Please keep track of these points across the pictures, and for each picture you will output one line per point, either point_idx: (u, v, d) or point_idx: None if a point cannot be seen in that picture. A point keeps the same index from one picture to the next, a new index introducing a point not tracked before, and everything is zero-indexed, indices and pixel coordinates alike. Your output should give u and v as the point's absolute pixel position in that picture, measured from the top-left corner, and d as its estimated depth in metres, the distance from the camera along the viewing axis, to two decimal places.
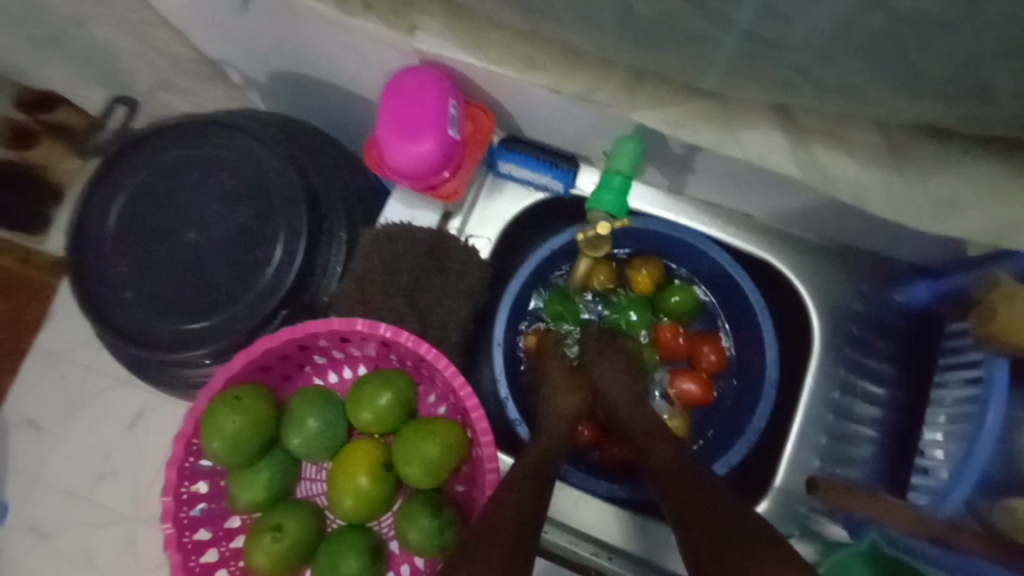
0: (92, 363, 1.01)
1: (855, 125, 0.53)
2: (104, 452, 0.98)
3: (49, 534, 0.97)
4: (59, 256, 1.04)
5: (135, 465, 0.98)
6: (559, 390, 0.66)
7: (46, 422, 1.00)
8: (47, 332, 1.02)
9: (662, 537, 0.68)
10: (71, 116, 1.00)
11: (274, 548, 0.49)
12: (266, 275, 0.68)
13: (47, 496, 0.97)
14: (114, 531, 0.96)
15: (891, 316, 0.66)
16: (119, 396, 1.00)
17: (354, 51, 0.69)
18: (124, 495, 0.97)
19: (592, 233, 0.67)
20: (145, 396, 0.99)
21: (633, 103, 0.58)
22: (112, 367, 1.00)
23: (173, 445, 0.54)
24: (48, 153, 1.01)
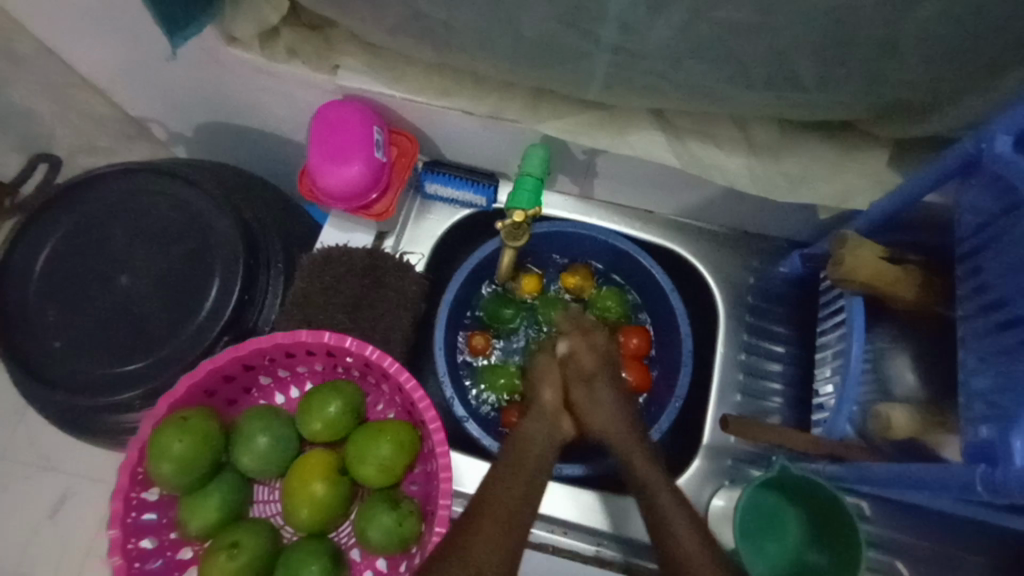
0: (7, 454, 1.05)
1: (719, 123, 0.59)
2: (22, 545, 1.02)
3: None
4: None
5: (56, 555, 1.02)
6: (545, 382, 0.63)
7: None
8: None
9: (627, 511, 0.66)
10: None
11: (230, 567, 0.51)
12: (202, 311, 0.69)
13: None
14: None
15: (782, 286, 0.73)
16: (38, 484, 1.04)
17: (280, 96, 0.72)
18: None
19: (509, 222, 0.63)
20: (65, 481, 1.04)
21: (537, 118, 0.62)
22: (41, 451, 1.05)
23: (117, 476, 0.52)
24: None
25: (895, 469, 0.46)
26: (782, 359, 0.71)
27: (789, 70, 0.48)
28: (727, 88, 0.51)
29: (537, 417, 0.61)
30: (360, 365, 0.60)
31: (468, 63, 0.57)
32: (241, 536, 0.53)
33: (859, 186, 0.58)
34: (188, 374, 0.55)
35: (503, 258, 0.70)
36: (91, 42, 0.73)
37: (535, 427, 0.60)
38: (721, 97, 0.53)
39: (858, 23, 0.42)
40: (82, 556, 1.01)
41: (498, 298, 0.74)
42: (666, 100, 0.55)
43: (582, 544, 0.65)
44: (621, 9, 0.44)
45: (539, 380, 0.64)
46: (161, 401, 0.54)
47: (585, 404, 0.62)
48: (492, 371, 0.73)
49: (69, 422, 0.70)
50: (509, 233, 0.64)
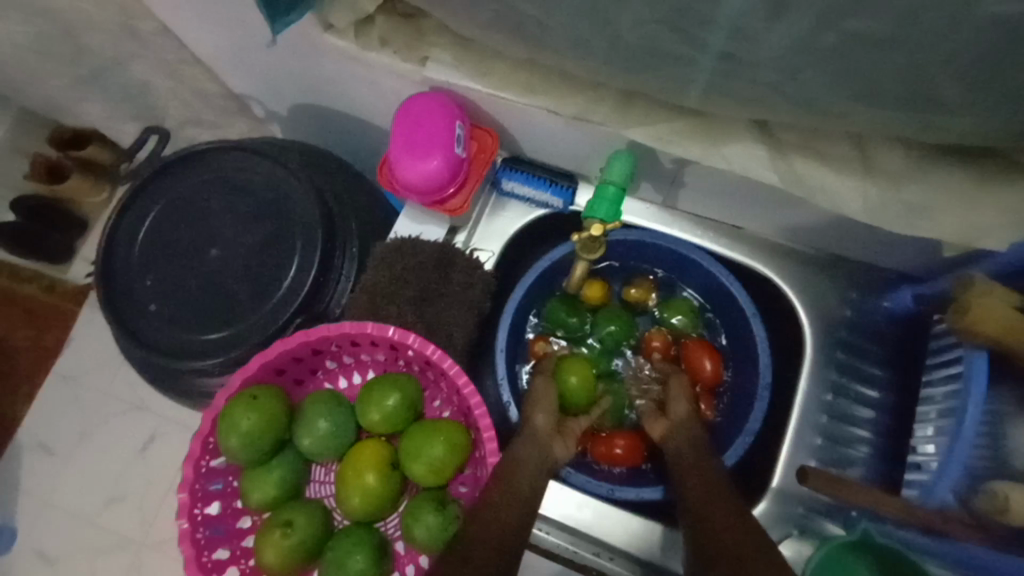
0: (107, 390, 1.10)
1: (831, 140, 0.53)
2: (114, 478, 1.07)
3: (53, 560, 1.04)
4: (80, 283, 1.14)
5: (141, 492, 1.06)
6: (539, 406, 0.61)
7: (57, 447, 1.09)
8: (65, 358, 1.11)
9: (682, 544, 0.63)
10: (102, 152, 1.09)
11: (284, 543, 0.53)
12: (280, 289, 0.72)
13: (53, 523, 1.06)
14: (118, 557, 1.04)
15: (882, 324, 0.66)
16: (130, 423, 1.09)
17: (369, 83, 0.73)
18: (134, 522, 1.05)
19: (585, 236, 0.61)
20: (155, 422, 1.09)
21: (626, 121, 0.58)
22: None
23: (190, 442, 0.55)
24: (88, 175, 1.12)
25: None
26: (876, 407, 0.64)
27: (927, 90, 0.41)
28: (849, 104, 0.45)
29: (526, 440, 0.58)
30: (421, 361, 0.60)
31: (558, 61, 0.55)
32: (295, 516, 0.54)
33: (996, 223, 0.50)
34: (262, 352, 0.57)
35: (575, 269, 0.68)
36: (200, 25, 0.76)
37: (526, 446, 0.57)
38: (839, 114, 0.47)
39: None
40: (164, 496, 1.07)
41: (564, 302, 0.71)
42: (773, 112, 0.50)
43: (625, 573, 0.62)
44: (734, 14, 0.40)
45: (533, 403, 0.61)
46: (235, 376, 0.56)
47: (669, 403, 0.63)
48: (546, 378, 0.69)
49: (157, 380, 0.76)
50: (584, 243, 0.62)
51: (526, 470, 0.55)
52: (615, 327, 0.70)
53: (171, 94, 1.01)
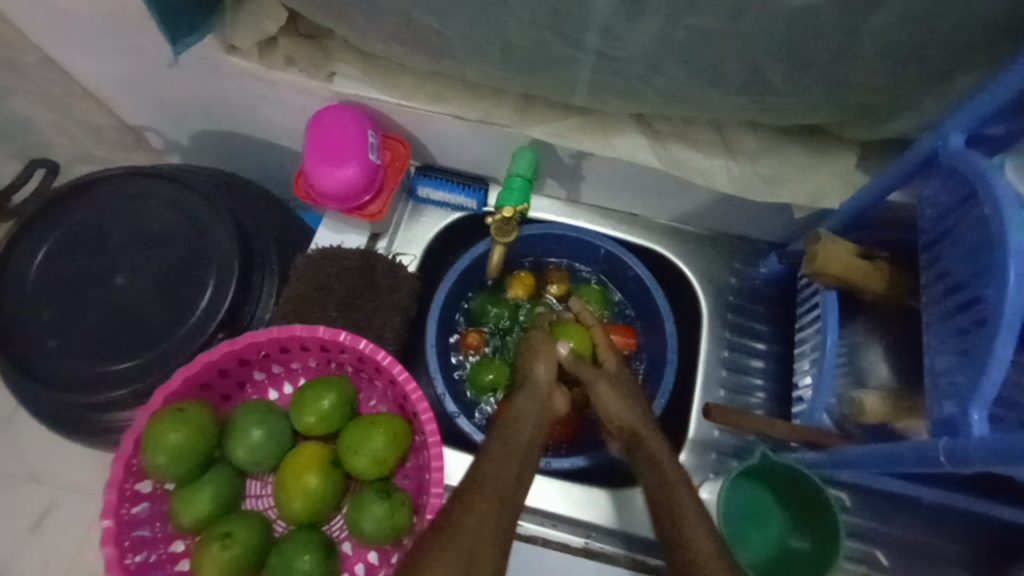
0: None
1: (695, 127, 0.62)
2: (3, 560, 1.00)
3: None
4: None
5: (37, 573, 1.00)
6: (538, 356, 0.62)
7: None
8: None
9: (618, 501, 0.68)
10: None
11: (224, 556, 0.51)
12: (197, 310, 0.70)
13: None
14: None
15: (762, 287, 0.76)
16: (22, 496, 1.03)
17: (277, 104, 0.75)
18: None
19: (499, 218, 0.65)
20: (50, 493, 1.03)
21: (526, 122, 0.65)
22: (23, 466, 1.04)
23: (112, 466, 0.52)
24: None
25: (881, 450, 0.47)
26: (765, 357, 0.74)
27: (759, 75, 0.51)
28: (705, 92, 0.54)
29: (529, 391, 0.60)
30: (354, 361, 0.62)
31: (459, 69, 0.60)
32: (233, 527, 0.53)
33: (830, 186, 0.61)
34: (183, 367, 0.56)
35: (492, 256, 0.73)
36: (91, 53, 0.75)
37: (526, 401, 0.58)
38: (698, 102, 0.56)
39: (818, 35, 0.46)
40: (64, 571, 1.00)
41: (490, 295, 0.76)
42: (647, 105, 0.58)
43: (570, 537, 0.66)
44: (602, 17, 0.47)
45: (533, 357, 0.62)
46: (157, 393, 0.55)
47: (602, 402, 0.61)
48: (481, 367, 0.72)
49: (59, 423, 0.71)
50: (498, 227, 0.66)
51: (526, 423, 0.56)
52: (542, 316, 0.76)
53: (57, 130, 0.97)
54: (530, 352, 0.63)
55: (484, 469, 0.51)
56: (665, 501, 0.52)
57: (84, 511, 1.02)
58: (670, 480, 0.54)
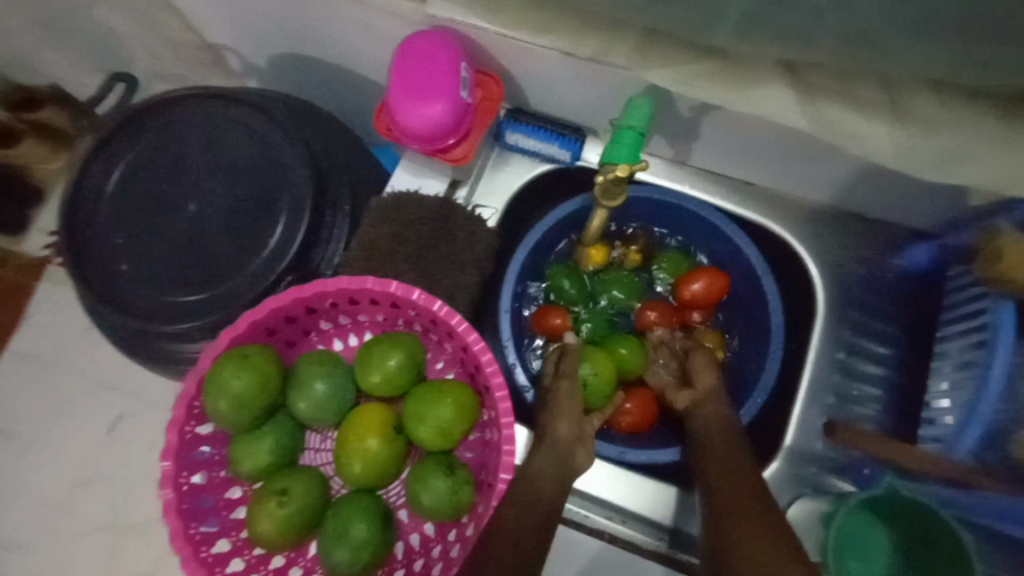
0: (69, 373, 1.09)
1: (861, 82, 0.50)
2: (81, 461, 1.06)
3: (21, 544, 1.03)
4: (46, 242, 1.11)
5: (110, 475, 1.05)
6: (562, 411, 0.55)
7: (20, 431, 1.07)
8: (37, 337, 1.10)
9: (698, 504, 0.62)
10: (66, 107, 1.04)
11: (283, 513, 0.49)
12: (266, 248, 0.66)
13: (25, 510, 1.04)
14: (91, 541, 1.03)
15: (895, 282, 0.65)
16: (98, 403, 1.08)
17: (360, 25, 0.67)
18: (101, 505, 1.04)
19: (612, 178, 0.56)
20: (123, 403, 1.08)
21: (645, 64, 0.54)
22: (95, 377, 1.09)
23: (173, 406, 0.51)
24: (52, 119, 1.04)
25: None
26: (885, 364, 0.63)
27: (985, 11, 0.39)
28: (895, 35, 0.42)
29: (551, 449, 0.53)
30: (425, 321, 0.57)
31: None
32: (290, 484, 0.50)
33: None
34: (250, 310, 0.53)
35: (592, 220, 0.64)
36: None
37: (545, 460, 0.53)
38: (881, 50, 0.44)
39: None
40: (134, 476, 1.05)
41: (568, 267, 0.69)
42: (807, 50, 0.47)
43: (641, 536, 0.61)
44: None
45: (556, 406, 0.56)
46: (222, 335, 0.52)
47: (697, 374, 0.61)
48: None
49: (130, 347, 0.70)
50: (606, 186, 0.57)
51: (544, 484, 0.51)
52: (620, 290, 0.69)
53: (138, 42, 0.94)
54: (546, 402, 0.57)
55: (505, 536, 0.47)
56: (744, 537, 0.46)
57: (147, 426, 1.07)
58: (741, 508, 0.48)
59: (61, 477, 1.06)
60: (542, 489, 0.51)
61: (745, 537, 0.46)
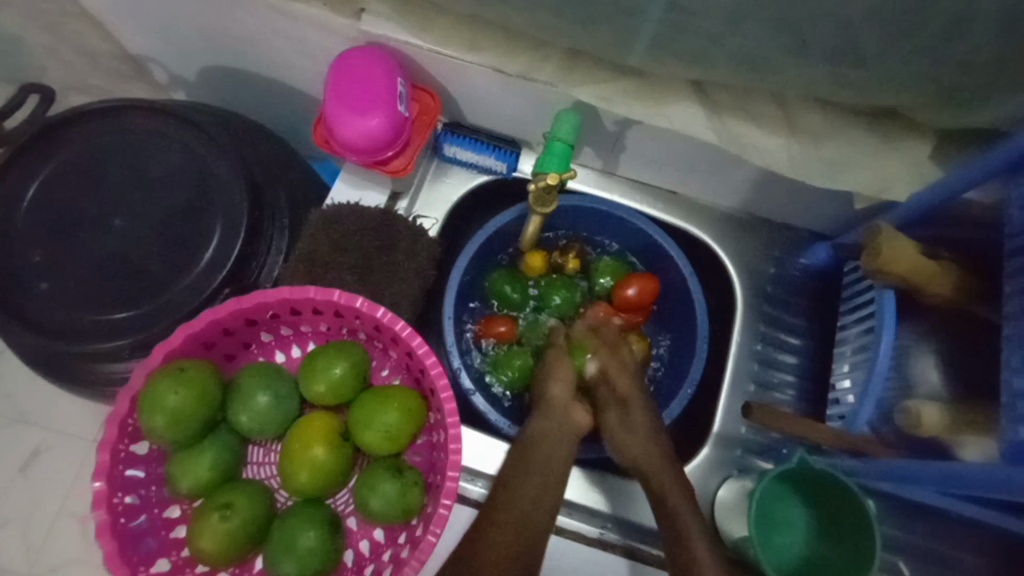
0: None
1: (759, 99, 0.56)
2: None
3: None
4: None
5: (24, 516, 0.98)
6: (558, 380, 0.65)
7: None
8: None
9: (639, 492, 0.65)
10: None
11: (225, 529, 0.48)
12: (200, 262, 0.64)
13: None
14: None
15: (803, 278, 0.72)
16: (9, 438, 1.00)
17: (295, 40, 0.68)
18: (14, 549, 0.96)
19: (542, 186, 0.59)
20: (40, 436, 1.00)
21: (571, 81, 0.58)
22: (5, 409, 1.01)
23: (105, 425, 0.49)
24: None
25: (942, 468, 0.46)
26: (797, 352, 0.70)
27: (850, 39, 0.45)
28: (783, 58, 0.49)
29: (548, 411, 0.63)
30: (369, 329, 0.58)
31: (501, 14, 0.53)
32: (234, 498, 0.50)
33: (898, 177, 0.56)
34: (187, 323, 0.52)
35: (529, 227, 0.68)
36: None
37: (547, 421, 0.62)
38: (772, 71, 0.50)
39: None
40: (52, 515, 0.98)
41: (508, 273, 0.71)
42: (711, 70, 0.52)
43: (586, 526, 0.63)
44: None
45: (552, 376, 0.65)
46: (157, 350, 0.51)
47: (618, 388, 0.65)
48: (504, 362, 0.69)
49: (51, 371, 0.67)
50: (538, 195, 0.61)
51: (547, 440, 0.61)
52: (559, 295, 0.71)
53: (52, 52, 0.90)
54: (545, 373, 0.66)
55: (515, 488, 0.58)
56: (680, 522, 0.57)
57: (67, 459, 1.00)
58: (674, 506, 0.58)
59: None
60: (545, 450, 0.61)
61: (680, 532, 0.56)
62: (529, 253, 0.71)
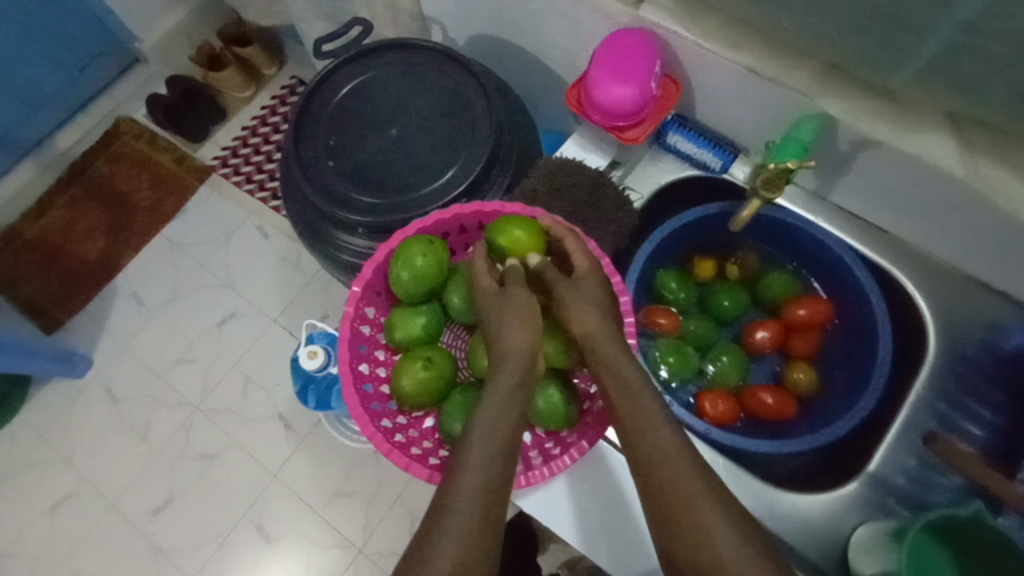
0: (206, 264, 1.29)
1: (1022, 148, 0.55)
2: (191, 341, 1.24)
3: (120, 398, 1.22)
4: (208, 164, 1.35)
5: (208, 359, 1.23)
6: (513, 325, 0.53)
7: (150, 302, 1.27)
8: (199, 228, 1.31)
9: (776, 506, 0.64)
10: (257, 56, 1.36)
11: (425, 377, 0.58)
12: (444, 176, 0.78)
13: (132, 367, 1.24)
14: (179, 409, 1.20)
15: (1015, 354, 0.67)
16: (217, 296, 1.27)
17: (568, 19, 0.78)
18: (196, 381, 1.21)
19: (775, 169, 0.64)
20: (237, 301, 1.26)
21: (821, 92, 0.62)
22: (223, 273, 1.28)
23: (364, 266, 0.63)
24: (255, 56, 1.36)
25: None
26: (985, 426, 0.66)
27: None
28: None
29: (504, 364, 0.52)
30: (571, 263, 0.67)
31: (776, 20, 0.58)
32: (435, 355, 0.60)
33: None
34: (441, 211, 0.65)
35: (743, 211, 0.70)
36: None
37: (505, 383, 0.51)
38: None
39: None
40: (230, 366, 1.22)
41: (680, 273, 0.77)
42: (979, 106, 0.52)
43: None
44: None
45: (502, 319, 0.54)
46: (416, 224, 0.65)
47: (571, 304, 0.56)
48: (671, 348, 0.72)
49: (305, 231, 0.85)
50: (769, 178, 0.66)
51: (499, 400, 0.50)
52: (729, 301, 0.76)
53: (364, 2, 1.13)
54: (499, 316, 0.55)
55: (467, 473, 0.46)
56: (654, 467, 0.48)
57: (252, 325, 1.24)
58: (654, 436, 0.49)
59: (192, 345, 1.24)
60: (502, 405, 0.50)
61: (673, 483, 0.47)
62: (698, 261, 0.78)
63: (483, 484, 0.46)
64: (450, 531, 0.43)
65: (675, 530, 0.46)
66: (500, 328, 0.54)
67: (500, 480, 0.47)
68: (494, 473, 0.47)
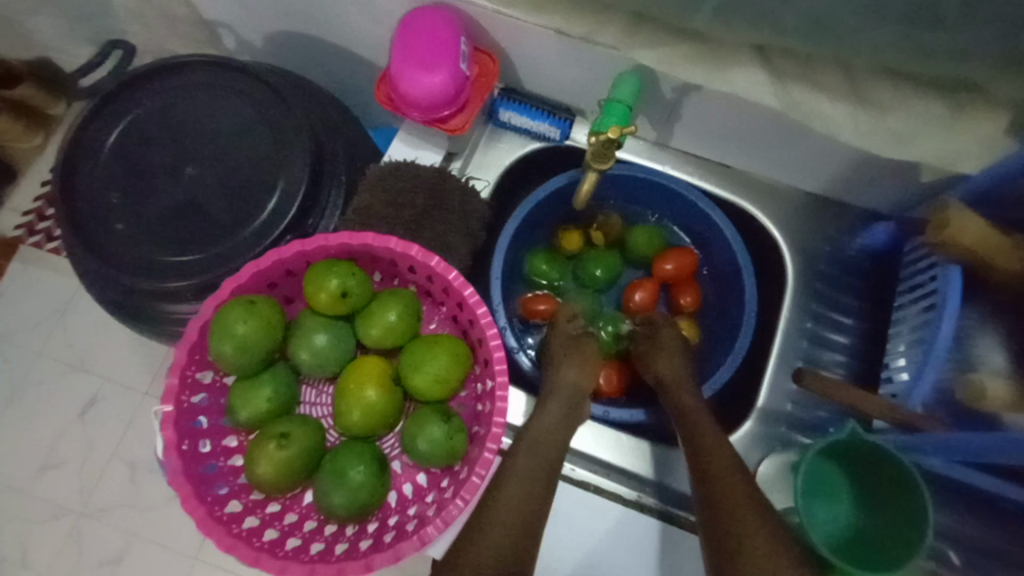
0: None
1: (827, 66, 0.55)
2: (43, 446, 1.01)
3: None
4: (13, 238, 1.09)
5: (79, 458, 1.01)
6: (573, 360, 0.64)
7: None
8: None
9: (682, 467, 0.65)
10: (36, 95, 1.07)
11: (281, 456, 0.51)
12: (264, 210, 0.67)
13: None
14: None
15: (861, 259, 0.70)
16: (69, 386, 1.03)
17: (361, 4, 0.69)
18: None
19: (602, 139, 0.59)
20: (98, 383, 1.03)
21: (632, 43, 0.57)
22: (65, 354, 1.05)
23: (175, 352, 0.54)
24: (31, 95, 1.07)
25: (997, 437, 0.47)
26: (849, 332, 0.69)
27: None
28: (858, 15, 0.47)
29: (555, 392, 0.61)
30: (423, 281, 0.61)
31: None
32: (291, 429, 0.52)
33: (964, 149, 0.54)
34: (256, 261, 0.56)
35: (582, 185, 0.67)
36: None
37: (557, 407, 0.60)
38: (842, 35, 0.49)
39: None
40: None
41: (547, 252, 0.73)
42: (778, 35, 0.51)
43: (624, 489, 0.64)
44: None
45: (567, 358, 0.64)
46: (228, 284, 0.55)
47: (656, 356, 0.66)
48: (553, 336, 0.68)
49: (122, 310, 0.72)
50: (598, 150, 0.61)
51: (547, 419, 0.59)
52: (602, 270, 0.72)
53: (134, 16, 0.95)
54: (561, 353, 0.65)
55: (510, 484, 0.53)
56: (710, 463, 0.55)
57: (116, 413, 1.02)
58: (705, 439, 0.57)
59: (55, 445, 1.01)
60: (547, 427, 0.58)
61: (710, 467, 0.55)
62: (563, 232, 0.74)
63: (529, 493, 0.53)
64: (496, 524, 0.50)
65: (710, 516, 0.52)
66: (561, 360, 0.64)
67: (544, 493, 0.53)
68: (538, 486, 0.53)
